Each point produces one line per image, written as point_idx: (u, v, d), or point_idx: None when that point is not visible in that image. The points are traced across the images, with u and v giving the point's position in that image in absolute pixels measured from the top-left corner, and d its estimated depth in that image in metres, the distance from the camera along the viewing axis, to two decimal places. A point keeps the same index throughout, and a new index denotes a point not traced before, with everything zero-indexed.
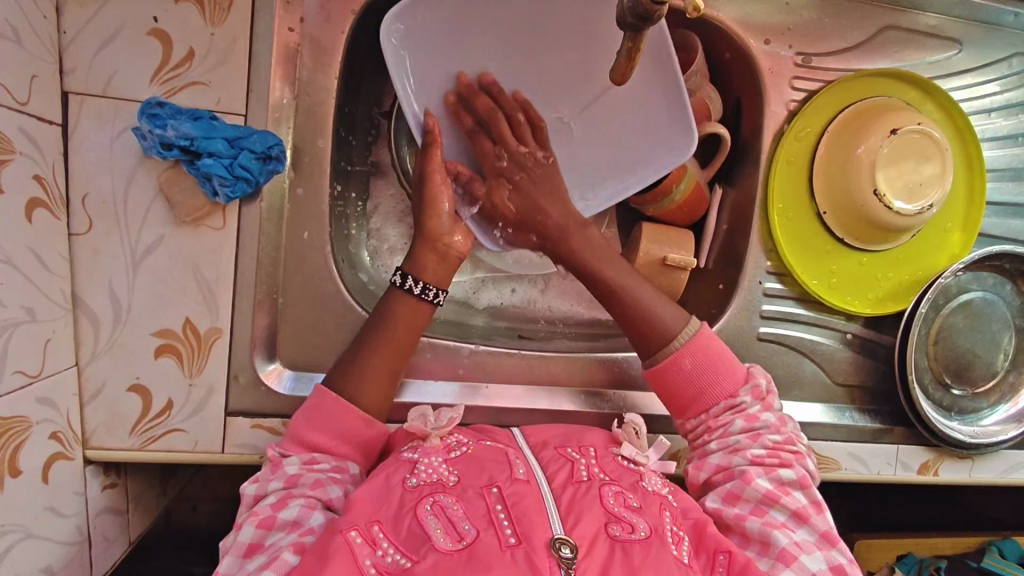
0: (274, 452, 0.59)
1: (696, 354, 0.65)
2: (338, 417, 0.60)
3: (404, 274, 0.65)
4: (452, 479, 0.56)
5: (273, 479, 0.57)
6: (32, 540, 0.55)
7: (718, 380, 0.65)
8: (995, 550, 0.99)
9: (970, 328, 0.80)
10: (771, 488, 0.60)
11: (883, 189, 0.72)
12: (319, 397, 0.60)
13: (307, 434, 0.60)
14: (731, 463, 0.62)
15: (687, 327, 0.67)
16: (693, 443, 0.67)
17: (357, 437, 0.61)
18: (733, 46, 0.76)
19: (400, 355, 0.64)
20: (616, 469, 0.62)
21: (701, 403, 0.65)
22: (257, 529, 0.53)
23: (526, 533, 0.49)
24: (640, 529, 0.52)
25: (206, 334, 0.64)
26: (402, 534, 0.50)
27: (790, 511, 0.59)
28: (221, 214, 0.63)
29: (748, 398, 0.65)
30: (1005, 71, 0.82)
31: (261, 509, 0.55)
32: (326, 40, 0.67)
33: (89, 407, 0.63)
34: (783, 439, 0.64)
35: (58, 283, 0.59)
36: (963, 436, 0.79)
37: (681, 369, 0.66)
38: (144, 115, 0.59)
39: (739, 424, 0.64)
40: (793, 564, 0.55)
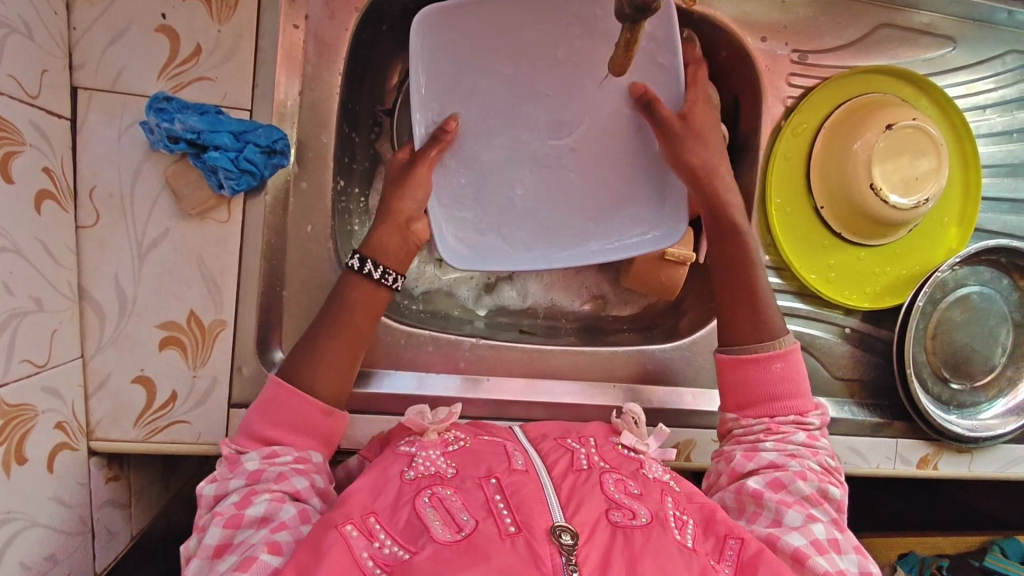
0: (229, 450, 0.57)
1: (787, 360, 0.65)
2: (295, 407, 0.59)
3: (362, 257, 0.64)
4: (450, 472, 0.56)
5: (232, 478, 0.56)
6: (37, 529, 0.55)
7: (793, 394, 0.65)
8: (998, 549, 0.99)
9: (968, 323, 0.81)
10: (815, 491, 0.60)
11: (880, 184, 0.73)
12: (275, 391, 0.59)
13: (261, 427, 0.58)
14: (786, 460, 0.61)
15: (784, 336, 0.66)
16: (739, 435, 0.65)
17: (317, 428, 0.60)
18: (730, 45, 0.77)
19: (359, 344, 0.64)
20: (616, 458, 0.62)
21: (773, 408, 0.65)
22: (224, 529, 0.52)
23: (526, 521, 0.50)
24: (641, 516, 0.53)
25: (210, 327, 0.65)
26: (399, 525, 0.51)
27: (830, 517, 0.59)
28: (226, 208, 0.64)
29: (816, 421, 0.65)
30: (1000, 68, 0.83)
31: (225, 510, 0.53)
32: (330, 37, 0.68)
33: (94, 399, 0.63)
34: (833, 466, 0.64)
35: (65, 276, 0.60)
36: (962, 430, 0.79)
37: (770, 369, 0.65)
38: (151, 109, 0.60)
39: (801, 437, 0.63)
40: (826, 555, 0.55)
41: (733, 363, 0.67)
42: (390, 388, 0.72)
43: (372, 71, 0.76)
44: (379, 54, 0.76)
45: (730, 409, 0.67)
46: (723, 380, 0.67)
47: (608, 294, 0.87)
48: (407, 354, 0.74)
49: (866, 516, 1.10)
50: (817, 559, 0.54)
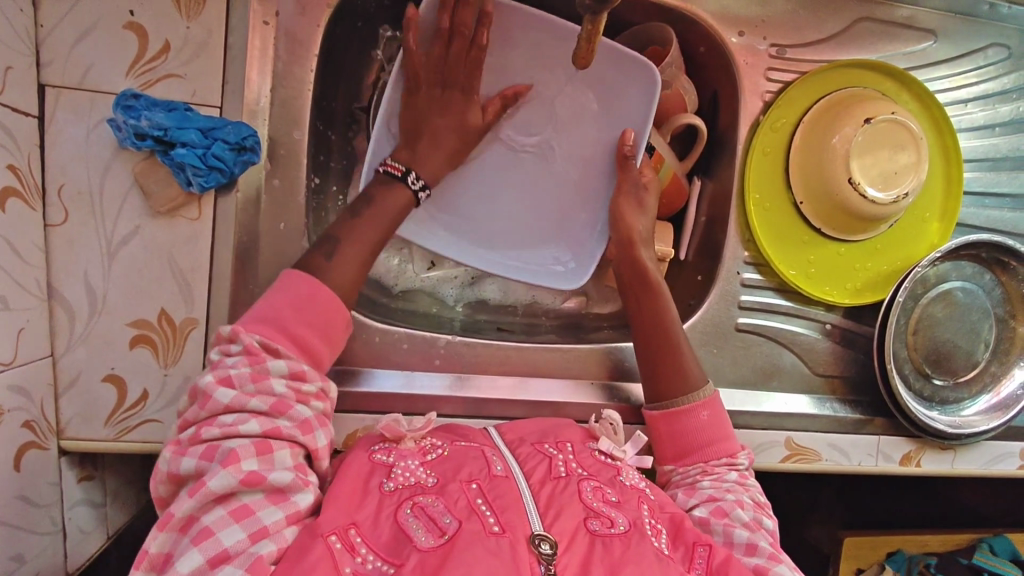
0: (254, 342, 0.53)
1: (713, 409, 0.68)
2: (325, 312, 0.57)
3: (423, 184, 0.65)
4: (430, 481, 0.55)
5: (255, 396, 0.52)
6: (2, 528, 0.55)
7: (720, 440, 0.67)
8: (986, 546, 0.98)
9: (950, 319, 0.80)
10: (753, 519, 0.61)
11: (858, 177, 0.73)
12: (317, 290, 0.57)
13: (288, 325, 0.55)
14: (723, 493, 0.63)
15: (705, 387, 0.69)
16: (678, 481, 0.67)
17: (331, 337, 0.58)
18: (707, 40, 0.76)
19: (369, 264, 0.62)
20: (594, 464, 0.62)
21: (704, 454, 0.66)
22: (239, 482, 0.48)
23: (510, 523, 0.51)
24: (619, 524, 0.53)
25: (181, 325, 0.64)
26: (381, 539, 0.50)
27: (772, 539, 0.60)
28: (196, 205, 0.64)
29: (746, 461, 0.67)
30: (981, 62, 0.82)
31: (244, 451, 0.49)
32: (302, 34, 0.68)
33: (65, 398, 0.63)
34: (765, 501, 0.65)
35: (33, 274, 0.59)
36: (944, 426, 0.78)
37: (698, 419, 0.67)
38: (119, 106, 0.60)
39: (734, 475, 0.65)
40: (784, 562, 0.56)
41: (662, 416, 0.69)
42: (367, 385, 0.71)
43: (347, 68, 0.76)
44: (354, 52, 0.76)
45: (670, 462, 0.68)
46: (656, 433, 0.69)
47: (590, 292, 0.86)
48: (383, 351, 0.74)
49: (854, 514, 1.09)
50: (778, 567, 0.55)
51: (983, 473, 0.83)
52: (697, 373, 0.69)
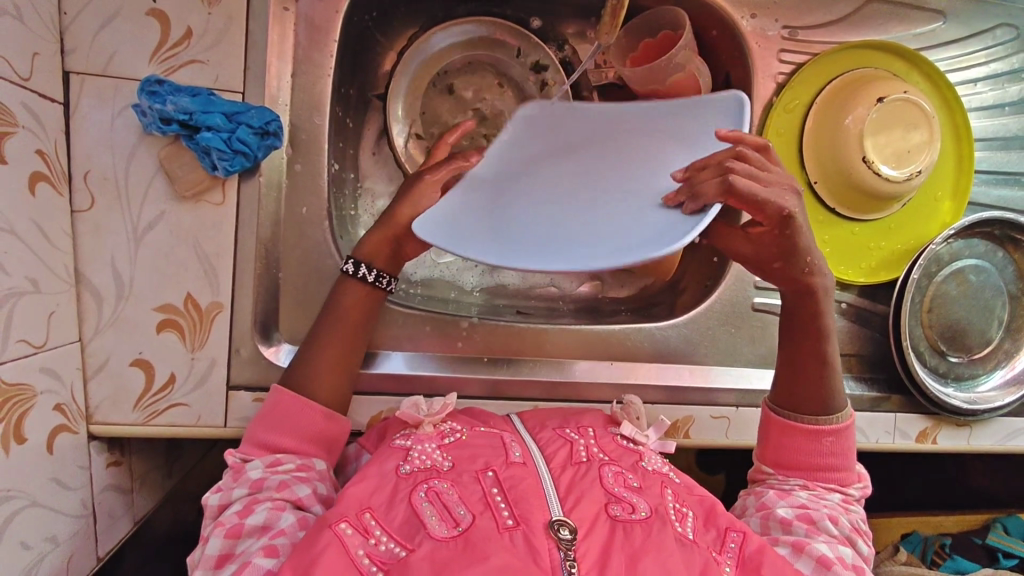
0: (235, 460, 0.58)
1: (839, 438, 0.64)
2: (297, 413, 0.60)
3: (356, 262, 0.66)
4: (446, 465, 0.57)
5: (237, 489, 0.56)
6: (37, 509, 0.56)
7: (837, 467, 0.64)
8: (999, 526, 0.99)
9: (963, 296, 0.81)
10: (843, 536, 0.58)
11: (871, 155, 0.74)
12: (277, 397, 0.60)
13: (263, 436, 0.59)
14: (818, 505, 0.60)
15: (843, 412, 0.65)
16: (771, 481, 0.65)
17: (318, 429, 0.61)
18: (719, 23, 0.77)
19: (354, 344, 0.65)
20: (615, 449, 0.62)
21: (812, 474, 0.63)
22: (226, 540, 0.52)
23: (524, 515, 0.50)
24: (640, 510, 0.53)
25: (207, 309, 0.65)
26: (395, 521, 0.51)
27: (861, 553, 0.57)
28: (220, 190, 0.64)
29: (857, 493, 0.63)
30: (990, 42, 0.83)
31: (226, 519, 0.53)
32: (321, 20, 0.69)
33: (93, 382, 0.64)
34: (866, 530, 0.61)
35: (61, 259, 0.60)
36: (960, 402, 0.79)
37: (820, 442, 0.64)
38: (144, 91, 0.60)
39: (836, 497, 0.62)
40: None
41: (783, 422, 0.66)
42: (389, 368, 0.72)
43: (363, 55, 0.76)
44: (369, 43, 0.77)
45: (763, 461, 0.66)
46: (765, 431, 0.67)
47: (604, 276, 0.87)
48: (404, 336, 0.74)
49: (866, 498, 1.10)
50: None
51: (998, 449, 0.83)
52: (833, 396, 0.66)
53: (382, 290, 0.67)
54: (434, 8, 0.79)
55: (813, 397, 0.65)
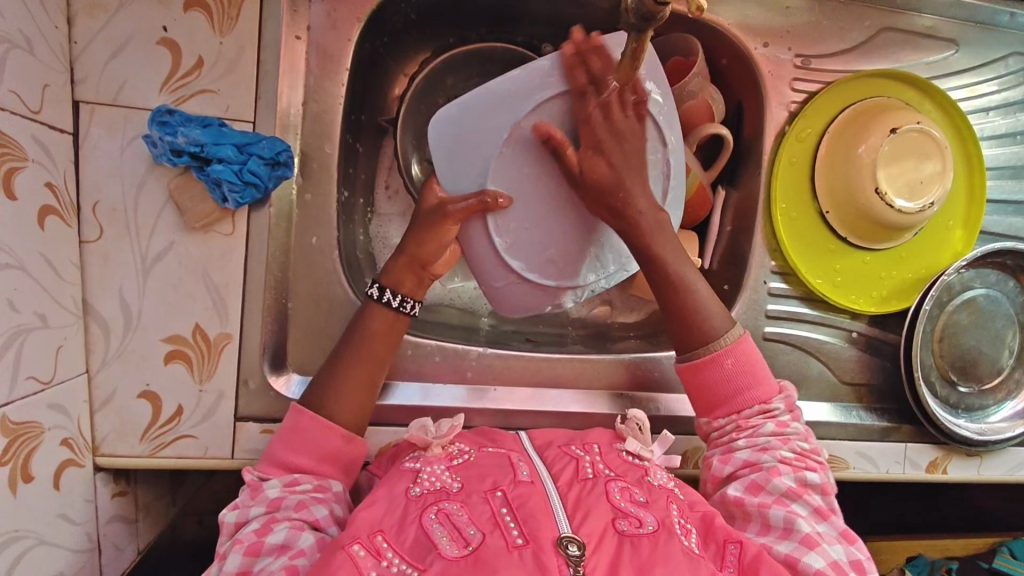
0: (252, 477, 0.58)
1: (737, 355, 0.64)
2: (316, 435, 0.59)
3: (381, 287, 0.64)
4: (455, 486, 0.56)
5: (253, 506, 0.56)
6: (44, 546, 0.55)
7: (749, 387, 0.64)
8: (1005, 550, 0.98)
9: (974, 326, 0.80)
10: (793, 485, 0.60)
11: (884, 188, 0.73)
12: (296, 417, 0.60)
13: (281, 456, 0.59)
14: (759, 456, 0.62)
15: (730, 332, 0.65)
16: (715, 439, 0.65)
17: (336, 453, 0.60)
18: (731, 51, 0.77)
19: (377, 367, 0.63)
20: (622, 465, 0.62)
21: (735, 405, 0.64)
22: (245, 557, 0.52)
23: (534, 533, 0.49)
24: (647, 523, 0.53)
25: (215, 340, 0.65)
26: (406, 543, 0.50)
27: (812, 507, 0.59)
28: (230, 220, 0.64)
29: (781, 406, 0.64)
30: (1002, 70, 0.83)
31: (246, 537, 0.53)
32: (332, 48, 0.68)
33: (100, 414, 0.63)
34: (809, 448, 0.64)
35: (69, 290, 0.59)
36: (970, 433, 0.78)
37: (722, 368, 0.64)
38: (154, 122, 0.60)
39: (770, 427, 0.63)
40: (817, 549, 0.55)
41: (689, 369, 0.66)
42: (397, 399, 0.71)
43: (373, 80, 0.76)
44: (380, 68, 0.76)
45: (701, 415, 0.67)
46: (686, 386, 0.67)
47: (615, 300, 0.87)
48: (412, 365, 0.74)
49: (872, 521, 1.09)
50: (809, 556, 0.54)
51: (1007, 479, 0.83)
52: (719, 316, 0.65)
53: (405, 314, 0.65)
54: (445, 34, 0.78)
55: (709, 331, 0.65)
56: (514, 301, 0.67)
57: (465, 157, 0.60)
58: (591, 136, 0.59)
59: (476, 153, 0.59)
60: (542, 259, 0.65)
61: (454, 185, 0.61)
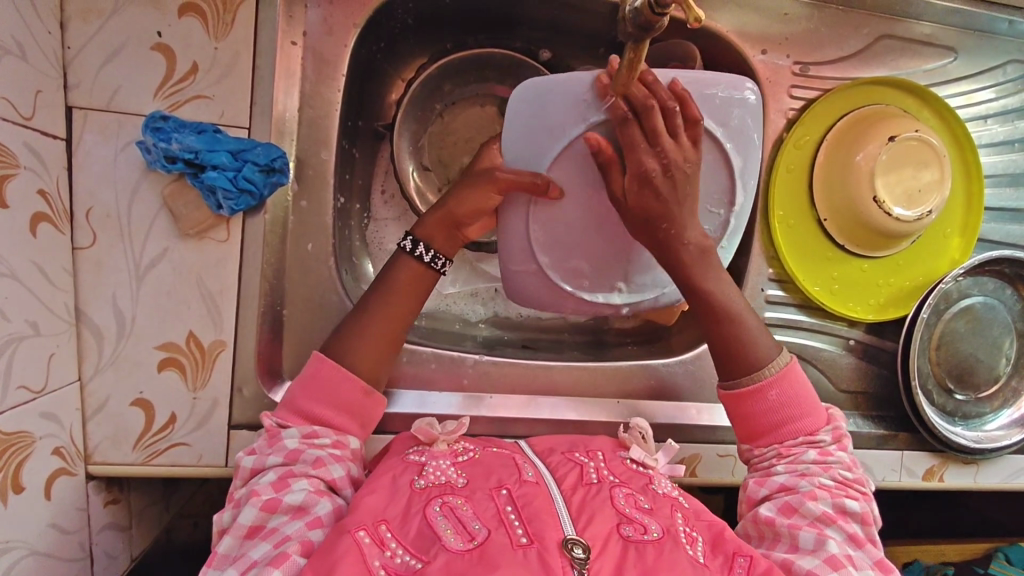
0: (272, 423, 0.58)
1: (783, 386, 0.63)
2: (336, 385, 0.59)
3: (415, 239, 0.63)
4: (461, 482, 0.56)
5: (270, 455, 0.56)
6: (35, 557, 0.54)
7: (795, 419, 0.63)
8: (1002, 555, 0.98)
9: (972, 333, 0.80)
10: (828, 510, 0.57)
11: (882, 196, 0.73)
12: (317, 365, 0.59)
13: (302, 403, 0.59)
14: (796, 481, 0.60)
15: (778, 359, 0.63)
16: (755, 463, 0.64)
17: (354, 408, 0.60)
18: (730, 58, 0.76)
19: (400, 322, 0.63)
20: (625, 472, 0.62)
21: (779, 436, 0.63)
22: (260, 512, 0.52)
23: (539, 533, 0.49)
24: (652, 530, 0.52)
25: (210, 347, 0.64)
26: (411, 535, 0.50)
27: (847, 533, 0.56)
28: (225, 227, 0.63)
29: (826, 437, 0.62)
30: (1000, 78, 0.83)
31: (262, 490, 0.53)
32: (329, 53, 0.68)
33: (92, 422, 0.62)
34: (851, 477, 0.61)
35: (62, 298, 0.59)
36: (967, 441, 0.78)
37: (765, 399, 0.63)
38: (149, 129, 0.60)
39: (812, 455, 0.61)
40: (841, 569, 0.52)
41: (735, 398, 0.64)
42: (392, 407, 0.71)
43: (370, 86, 0.75)
44: (376, 73, 0.76)
45: (740, 441, 0.65)
46: (726, 411, 0.66)
47: None
48: (408, 372, 0.73)
49: None
50: (830, 574, 0.51)
51: (1003, 487, 0.83)
52: (767, 344, 0.64)
53: (436, 272, 0.64)
54: (443, 39, 0.78)
55: (753, 359, 0.63)
56: (531, 292, 0.62)
57: (542, 129, 0.54)
58: (637, 171, 0.53)
59: (547, 132, 0.54)
60: (567, 267, 0.60)
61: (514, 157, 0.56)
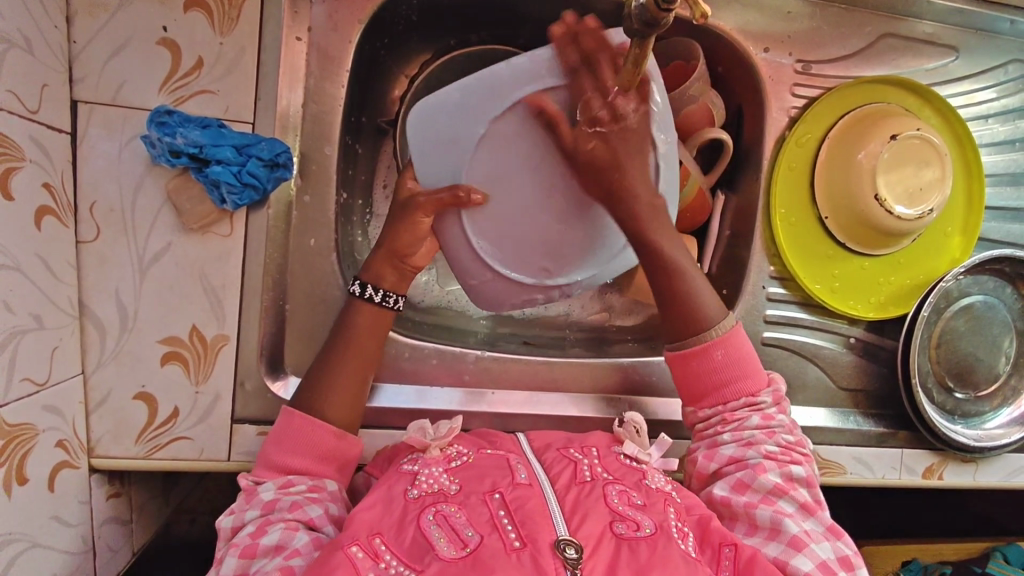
0: (247, 482, 0.58)
1: (728, 347, 0.64)
2: (307, 434, 0.59)
3: (362, 283, 0.64)
4: (453, 488, 0.56)
5: (248, 510, 0.56)
6: (38, 549, 0.55)
7: (736, 379, 0.64)
8: (1000, 555, 0.98)
9: (972, 332, 0.80)
10: (780, 482, 0.61)
11: (883, 194, 0.73)
12: (286, 418, 0.60)
13: (275, 457, 0.59)
14: (744, 452, 0.62)
15: (722, 322, 0.65)
16: (702, 432, 0.66)
17: (330, 452, 0.60)
18: (733, 56, 0.76)
19: (366, 365, 0.64)
20: (619, 468, 0.62)
21: (721, 396, 0.65)
22: (240, 560, 0.52)
23: (531, 536, 0.49)
24: (645, 527, 0.53)
25: (212, 342, 0.64)
26: (405, 544, 0.50)
27: (798, 504, 0.60)
28: (228, 222, 0.63)
29: (768, 399, 0.65)
30: (1001, 78, 0.83)
31: (241, 541, 0.53)
32: (333, 49, 0.68)
33: (95, 415, 0.63)
34: (794, 440, 0.64)
35: (66, 291, 0.59)
36: (967, 440, 0.79)
37: (713, 359, 0.64)
38: (153, 123, 0.60)
39: (756, 420, 0.64)
40: (805, 551, 0.55)
41: (679, 359, 0.66)
42: (396, 401, 0.71)
43: (373, 82, 0.75)
44: (380, 69, 0.76)
45: (687, 404, 0.67)
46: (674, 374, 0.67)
47: (613, 305, 0.87)
48: (410, 368, 0.73)
49: (867, 526, 1.09)
50: (797, 559, 0.55)
51: (1002, 485, 0.83)
52: (715, 308, 0.65)
53: (389, 309, 0.65)
54: (447, 35, 0.78)
55: (703, 321, 0.64)
56: (497, 296, 0.64)
57: (446, 147, 0.56)
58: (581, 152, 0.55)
59: (451, 141, 0.56)
60: (534, 259, 0.60)
61: (428, 178, 0.58)
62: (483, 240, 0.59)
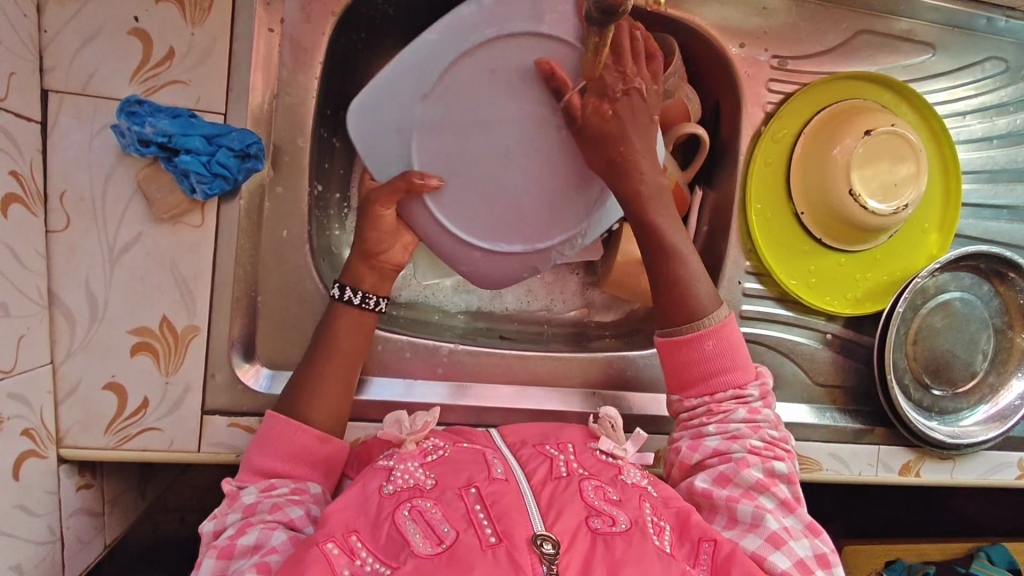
0: (230, 487, 0.58)
1: (718, 338, 0.63)
2: (291, 437, 0.59)
3: (342, 286, 0.64)
4: (429, 483, 0.55)
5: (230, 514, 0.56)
6: (1, 538, 0.54)
7: (726, 371, 0.64)
8: (984, 555, 0.98)
9: (948, 329, 0.80)
10: (762, 476, 0.60)
11: (859, 189, 0.73)
12: (271, 422, 0.59)
13: (258, 461, 0.59)
14: (728, 446, 0.62)
15: (716, 313, 0.64)
16: (687, 421, 0.66)
17: (314, 456, 0.60)
18: (709, 51, 0.77)
19: (351, 367, 0.64)
20: (595, 464, 0.61)
21: (709, 388, 0.64)
22: (218, 561, 0.51)
23: (507, 531, 0.49)
24: (620, 522, 0.52)
25: (183, 332, 0.64)
26: (379, 541, 0.50)
27: (778, 500, 0.59)
28: (200, 212, 0.64)
29: (756, 392, 0.64)
30: (979, 75, 0.83)
31: (220, 542, 0.53)
32: (306, 41, 0.68)
33: (64, 405, 0.63)
34: (778, 436, 0.64)
35: (34, 280, 0.59)
36: (943, 436, 0.78)
37: (702, 349, 0.63)
38: (123, 112, 0.60)
39: (742, 414, 0.63)
40: (784, 547, 0.55)
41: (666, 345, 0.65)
42: (368, 394, 0.71)
43: (349, 75, 0.75)
44: (356, 63, 0.76)
45: (673, 392, 0.67)
46: (663, 361, 0.66)
47: (592, 302, 0.87)
48: (384, 361, 0.73)
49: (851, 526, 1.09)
50: (775, 555, 0.55)
51: (983, 482, 0.83)
52: (704, 299, 0.65)
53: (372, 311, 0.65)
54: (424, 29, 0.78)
55: (693, 312, 0.64)
56: (494, 272, 0.67)
57: (392, 132, 0.60)
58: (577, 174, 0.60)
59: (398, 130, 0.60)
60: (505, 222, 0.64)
61: (382, 173, 0.62)
62: (461, 218, 0.64)
